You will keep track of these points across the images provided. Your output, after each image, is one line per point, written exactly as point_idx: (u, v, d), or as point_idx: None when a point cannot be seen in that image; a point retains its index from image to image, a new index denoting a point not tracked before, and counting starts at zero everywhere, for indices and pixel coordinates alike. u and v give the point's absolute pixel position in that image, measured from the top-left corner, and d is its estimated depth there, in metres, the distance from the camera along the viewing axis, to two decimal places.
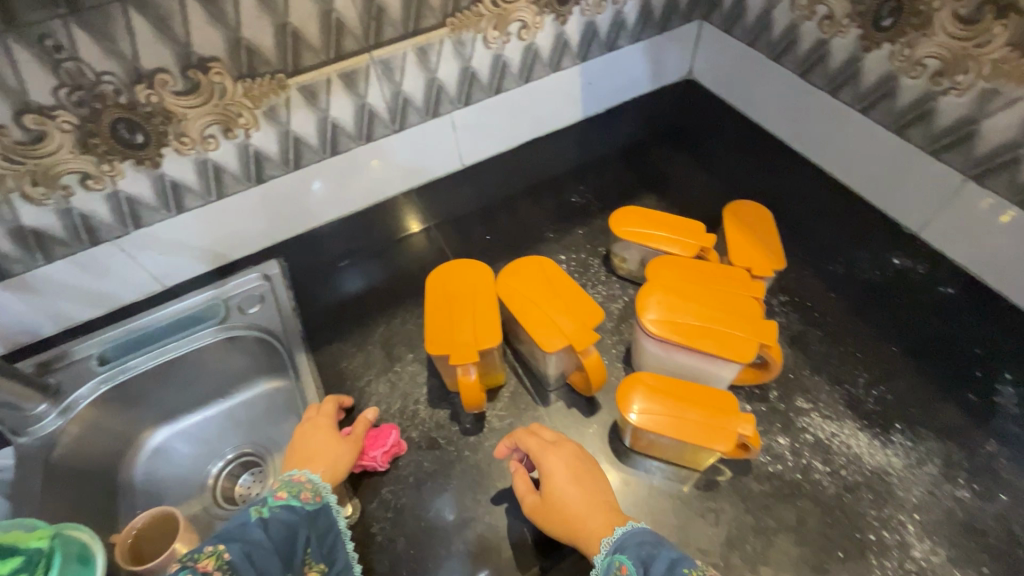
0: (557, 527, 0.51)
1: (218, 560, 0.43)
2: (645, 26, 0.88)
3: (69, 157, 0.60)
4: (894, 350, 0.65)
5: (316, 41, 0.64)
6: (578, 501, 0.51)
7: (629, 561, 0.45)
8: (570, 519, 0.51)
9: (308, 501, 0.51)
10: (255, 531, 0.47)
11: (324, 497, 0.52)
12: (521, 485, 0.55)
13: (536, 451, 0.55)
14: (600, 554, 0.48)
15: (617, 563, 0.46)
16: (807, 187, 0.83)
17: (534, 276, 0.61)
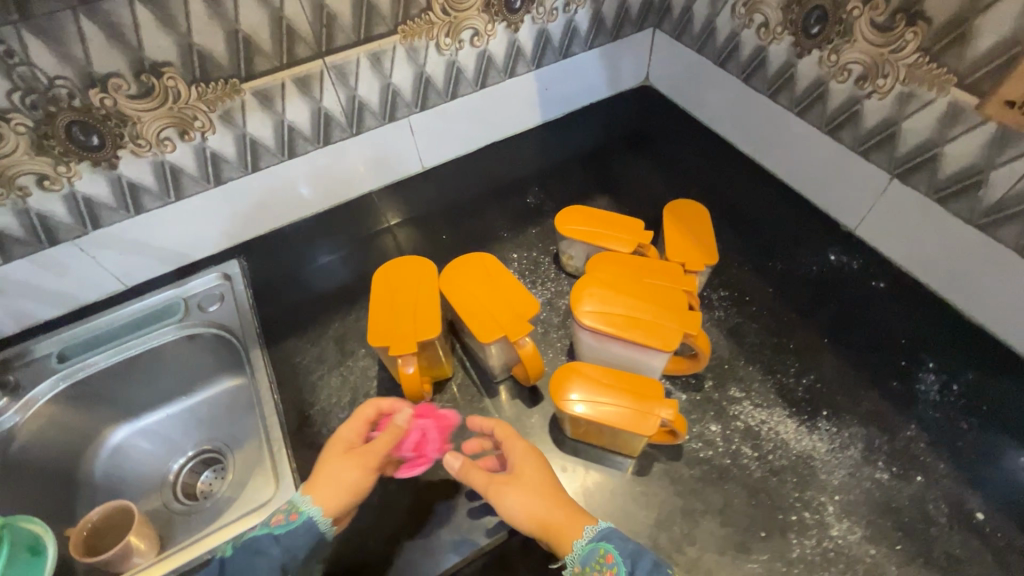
0: (532, 512, 0.52)
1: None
2: (598, 33, 0.92)
3: (25, 159, 0.62)
4: (823, 341, 0.68)
5: (268, 47, 0.66)
6: (552, 488, 0.54)
7: (616, 552, 0.49)
8: (547, 504, 0.52)
9: (281, 522, 0.52)
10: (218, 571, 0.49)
11: (298, 514, 0.52)
12: (482, 474, 0.54)
13: (507, 438, 0.57)
14: (581, 539, 0.50)
15: (603, 551, 0.49)
16: (754, 186, 0.86)
17: (477, 272, 0.63)
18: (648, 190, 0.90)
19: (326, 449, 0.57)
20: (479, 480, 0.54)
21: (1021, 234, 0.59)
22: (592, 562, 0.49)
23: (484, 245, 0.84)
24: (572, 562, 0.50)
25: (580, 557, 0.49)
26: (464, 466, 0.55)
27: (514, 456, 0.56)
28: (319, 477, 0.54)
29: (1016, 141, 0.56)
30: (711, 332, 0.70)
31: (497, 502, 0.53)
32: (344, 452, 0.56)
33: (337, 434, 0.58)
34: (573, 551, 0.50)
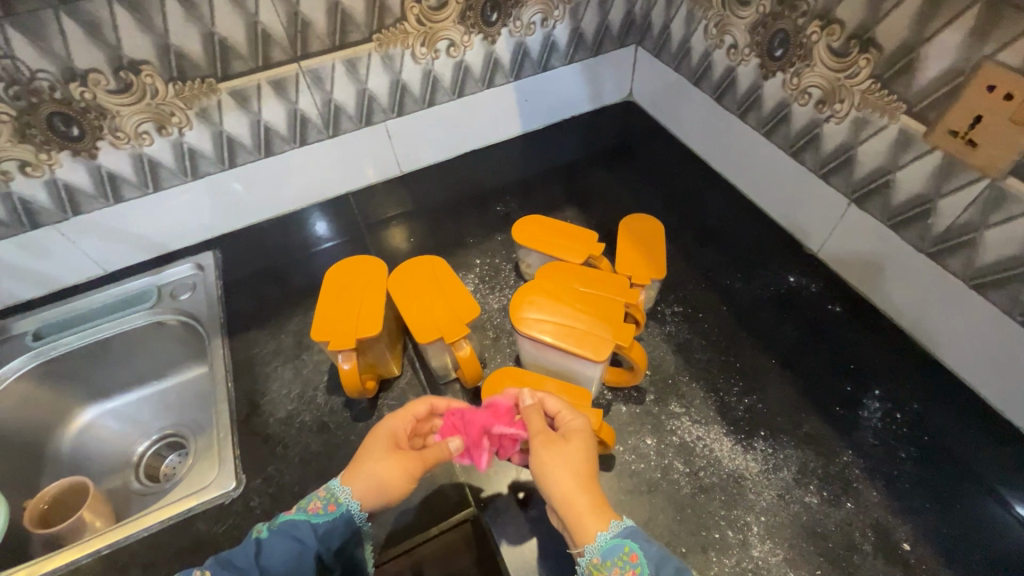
0: (566, 486, 0.49)
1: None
2: (577, 49, 0.93)
3: (8, 145, 0.66)
4: (771, 361, 0.68)
5: (243, 50, 0.70)
6: (592, 471, 0.51)
7: (642, 553, 0.45)
8: (582, 483, 0.49)
9: (319, 512, 0.51)
10: (251, 555, 0.48)
11: (340, 506, 0.51)
12: (539, 424, 0.53)
13: (563, 407, 0.55)
14: (607, 531, 0.46)
15: (630, 550, 0.45)
16: (723, 205, 0.87)
17: (423, 274, 0.67)
18: (619, 204, 0.91)
19: (372, 440, 0.56)
20: (535, 427, 0.53)
21: (967, 263, 0.58)
22: (615, 557, 0.45)
23: (450, 249, 0.86)
24: (590, 552, 0.46)
25: (603, 550, 0.45)
26: (534, 406, 0.55)
27: (570, 424, 0.54)
28: (361, 470, 0.53)
29: (960, 171, 0.56)
30: (659, 346, 0.70)
31: (538, 456, 0.51)
32: (390, 449, 0.55)
33: (384, 426, 0.57)
34: (592, 541, 0.46)
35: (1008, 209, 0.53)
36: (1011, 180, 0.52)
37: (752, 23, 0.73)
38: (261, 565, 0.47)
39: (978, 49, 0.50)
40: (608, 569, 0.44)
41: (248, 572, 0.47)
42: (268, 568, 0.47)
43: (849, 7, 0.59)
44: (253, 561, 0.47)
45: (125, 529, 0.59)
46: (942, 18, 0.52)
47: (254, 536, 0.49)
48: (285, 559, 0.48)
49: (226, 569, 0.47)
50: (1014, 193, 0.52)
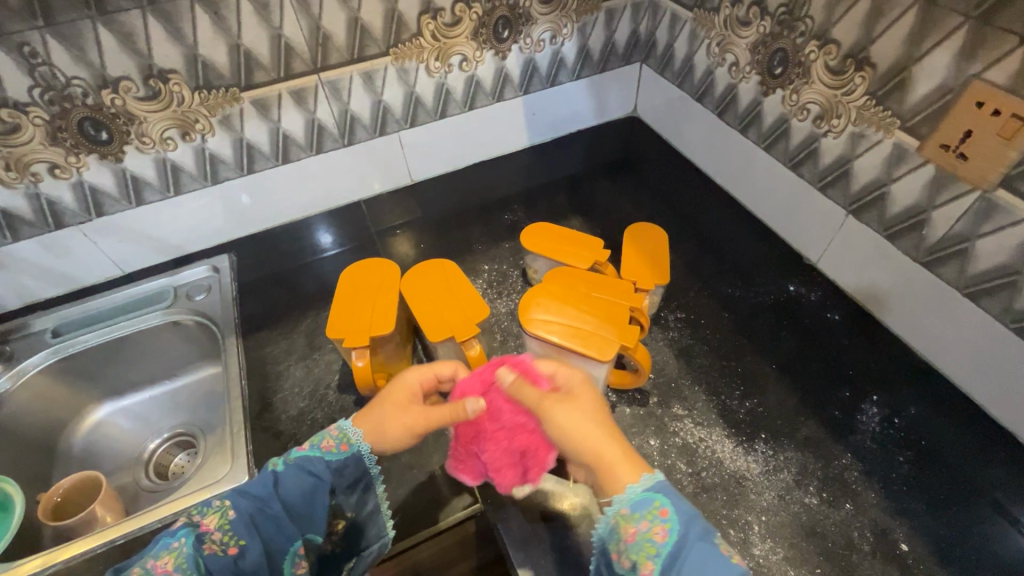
0: (589, 440, 0.49)
1: (222, 520, 0.47)
2: (585, 65, 0.97)
3: (40, 148, 0.68)
4: (771, 367, 0.70)
5: (266, 60, 0.73)
6: (608, 420, 0.51)
7: (672, 509, 0.43)
8: (606, 434, 0.49)
9: (332, 450, 0.52)
10: (267, 485, 0.49)
11: (352, 446, 0.53)
12: (537, 392, 0.52)
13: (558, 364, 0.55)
14: (638, 484, 0.45)
15: (661, 505, 0.43)
16: (724, 217, 0.89)
17: (435, 277, 0.71)
18: (622, 215, 0.94)
19: (390, 387, 0.57)
20: (535, 395, 0.52)
21: (960, 272, 0.60)
22: (645, 510, 0.43)
23: (459, 256, 0.88)
24: (620, 503, 0.45)
25: (633, 501, 0.44)
26: (515, 381, 0.53)
27: (575, 380, 0.53)
28: (373, 415, 0.55)
29: (951, 183, 0.58)
30: (662, 351, 0.72)
31: (554, 418, 0.50)
32: (403, 403, 0.55)
33: (403, 381, 0.58)
34: (622, 492, 0.45)
35: (998, 220, 0.55)
36: (1000, 192, 0.54)
37: (752, 42, 0.76)
38: (279, 496, 0.49)
39: (966, 68, 0.53)
40: (636, 521, 0.43)
41: (267, 500, 0.48)
42: (285, 499, 0.49)
43: (845, 28, 0.63)
44: (271, 491, 0.49)
45: (138, 520, 0.60)
46: (932, 38, 0.55)
47: (271, 469, 0.50)
48: (302, 492, 0.49)
49: (244, 497, 0.48)
50: (1003, 204, 0.54)
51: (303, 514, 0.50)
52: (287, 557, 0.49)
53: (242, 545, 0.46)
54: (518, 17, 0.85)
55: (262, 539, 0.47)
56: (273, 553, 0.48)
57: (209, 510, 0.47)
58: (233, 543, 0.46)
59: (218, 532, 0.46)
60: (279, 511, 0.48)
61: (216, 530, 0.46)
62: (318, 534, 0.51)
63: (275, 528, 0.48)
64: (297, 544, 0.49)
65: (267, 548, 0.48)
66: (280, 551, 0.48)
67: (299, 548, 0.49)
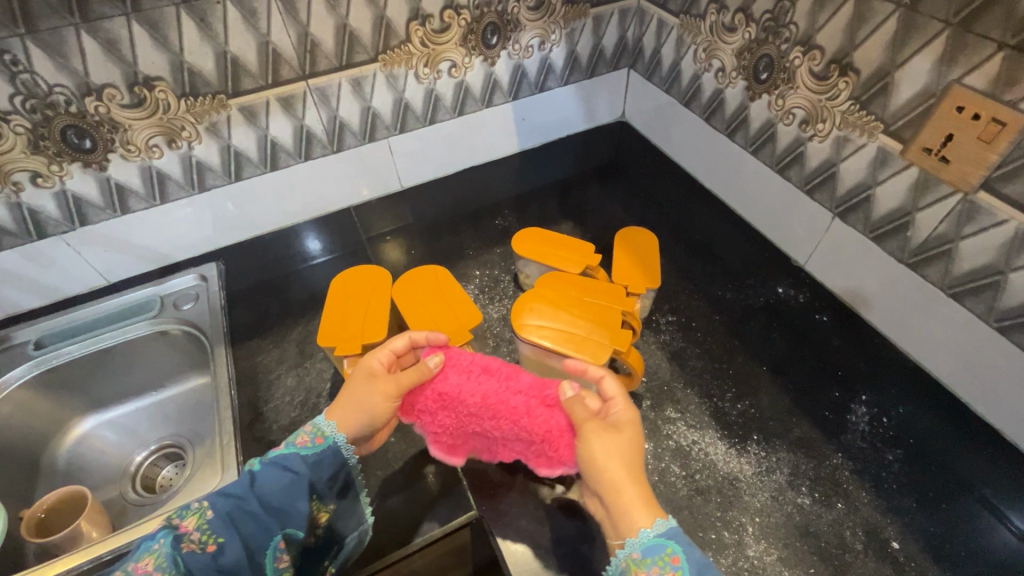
0: (617, 473, 0.48)
1: (200, 520, 0.45)
2: (573, 71, 0.97)
3: (21, 157, 0.67)
4: (763, 368, 0.71)
5: (254, 68, 0.72)
6: (641, 461, 0.50)
7: (684, 556, 0.42)
8: (633, 474, 0.48)
9: (307, 445, 0.51)
10: (243, 484, 0.48)
11: (327, 439, 0.52)
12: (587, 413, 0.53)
13: (618, 394, 0.54)
14: (650, 529, 0.44)
15: (670, 552, 0.42)
16: (712, 221, 0.90)
17: (427, 284, 0.71)
18: (612, 219, 0.95)
19: (352, 373, 0.58)
20: (582, 415, 0.52)
21: (945, 273, 0.61)
22: (655, 556, 0.42)
23: (450, 261, 0.88)
24: (631, 546, 0.43)
25: (644, 546, 0.43)
26: (578, 396, 0.55)
27: (622, 413, 0.52)
28: (342, 401, 0.55)
29: (935, 185, 0.59)
30: (655, 354, 0.73)
31: (589, 442, 0.50)
32: (368, 378, 0.56)
33: (363, 362, 0.58)
34: (635, 536, 0.44)
35: (981, 221, 0.56)
36: (982, 193, 0.55)
37: (738, 48, 0.77)
38: (256, 494, 0.48)
39: (947, 73, 0.54)
40: (647, 567, 0.42)
41: (245, 498, 0.47)
42: (262, 495, 0.48)
43: (828, 35, 0.64)
44: (248, 489, 0.48)
45: (126, 534, 0.59)
46: (914, 44, 0.56)
47: (248, 470, 0.49)
48: (279, 487, 0.48)
49: (222, 497, 0.47)
50: (985, 206, 0.55)
51: (280, 509, 0.48)
52: (268, 553, 0.47)
53: (221, 542, 0.45)
54: (506, 24, 0.85)
55: (241, 536, 0.46)
56: (252, 550, 0.47)
57: (188, 511, 0.46)
58: (211, 541, 0.45)
59: (197, 532, 0.45)
60: (257, 509, 0.47)
61: (195, 530, 0.45)
62: (299, 529, 0.49)
63: (254, 524, 0.47)
64: (276, 539, 0.48)
65: (247, 545, 0.47)
66: (259, 547, 0.47)
67: (279, 543, 0.48)
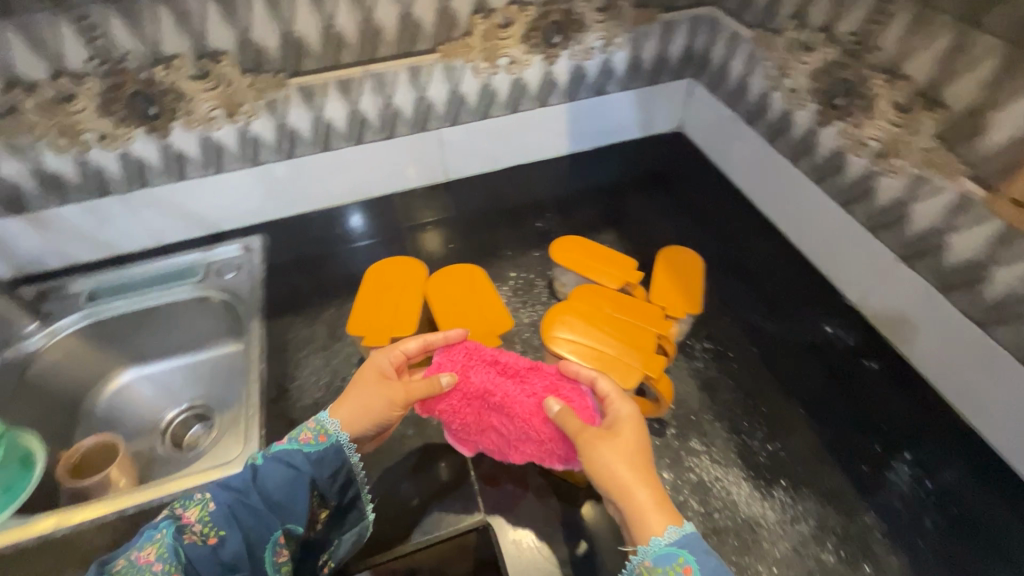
0: (625, 477, 0.48)
1: (202, 512, 0.46)
2: (634, 77, 0.95)
3: (91, 117, 0.70)
4: (799, 410, 0.67)
5: (316, 49, 0.73)
6: (648, 463, 0.50)
7: (696, 566, 0.42)
8: (642, 479, 0.48)
9: (311, 442, 0.52)
10: (245, 478, 0.49)
11: (330, 437, 0.53)
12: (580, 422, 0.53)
13: (614, 394, 0.54)
14: (662, 537, 0.44)
15: (682, 562, 0.42)
16: (762, 247, 0.86)
17: (461, 282, 0.71)
18: (658, 232, 0.92)
19: (360, 371, 0.58)
20: (576, 426, 0.52)
21: (1018, 336, 0.56)
22: (668, 566, 0.42)
23: (486, 260, 0.87)
24: (643, 555, 0.44)
25: (655, 555, 0.43)
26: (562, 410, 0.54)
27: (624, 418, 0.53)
28: (350, 400, 0.56)
29: (1020, 241, 0.54)
30: (686, 381, 0.70)
31: (589, 451, 0.50)
32: (380, 379, 0.57)
33: (374, 360, 0.59)
34: (648, 544, 0.44)
35: None
36: None
37: (814, 69, 0.73)
38: (257, 488, 0.49)
39: None
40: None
41: (246, 493, 0.48)
42: (264, 490, 0.49)
43: (917, 65, 0.59)
44: (250, 483, 0.49)
45: (150, 492, 0.60)
46: (1016, 84, 0.51)
47: (251, 463, 0.50)
48: (280, 483, 0.49)
49: (224, 489, 0.48)
50: None
51: (282, 505, 0.49)
52: (268, 547, 0.48)
53: (222, 535, 0.46)
54: (571, 23, 0.83)
55: (241, 529, 0.47)
56: (253, 544, 0.47)
57: (190, 502, 0.47)
58: (212, 533, 0.46)
59: (198, 524, 0.46)
60: (258, 503, 0.48)
61: (196, 522, 0.46)
62: (299, 525, 0.50)
63: (255, 518, 0.48)
64: (277, 534, 0.48)
65: (248, 538, 0.47)
66: (259, 541, 0.47)
67: (278, 538, 0.48)
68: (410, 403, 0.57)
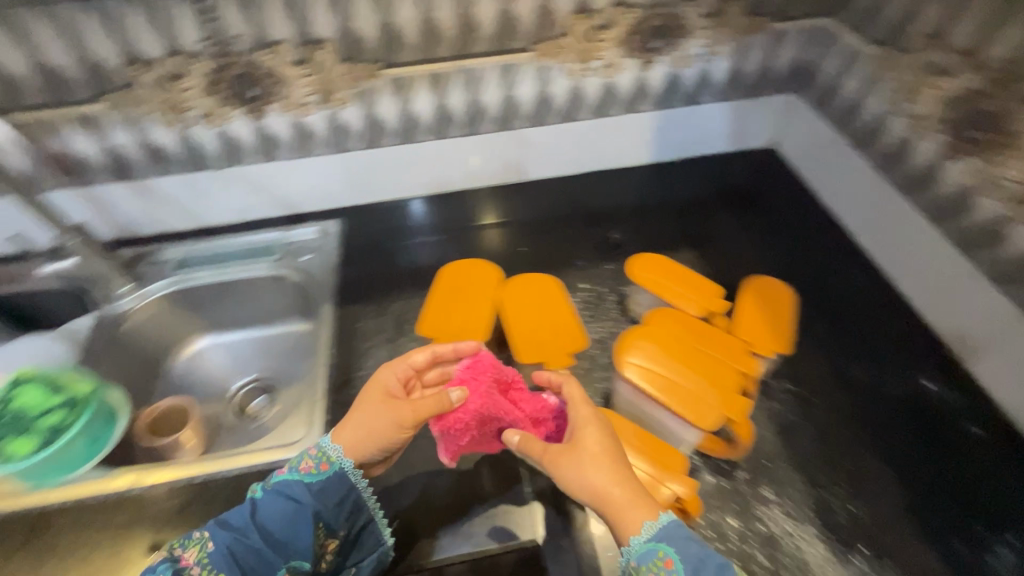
0: (596, 485, 0.50)
1: (201, 553, 0.48)
2: (732, 88, 0.89)
3: (196, 96, 0.73)
4: (887, 470, 0.61)
5: (413, 42, 0.73)
6: (618, 463, 0.51)
7: (676, 557, 0.45)
8: (612, 482, 0.50)
9: (311, 471, 0.53)
10: (245, 515, 0.50)
11: (332, 465, 0.54)
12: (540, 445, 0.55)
13: (574, 400, 0.56)
14: (640, 535, 0.47)
15: (663, 555, 0.45)
16: (859, 284, 0.79)
17: (537, 297, 0.75)
18: (743, 255, 0.86)
19: (366, 391, 0.58)
20: (539, 448, 0.54)
21: None
22: (649, 563, 0.45)
23: (558, 267, 0.84)
24: (627, 555, 0.47)
25: (637, 555, 0.46)
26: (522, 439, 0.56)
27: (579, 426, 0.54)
28: (352, 424, 0.55)
29: None
30: (762, 423, 0.65)
31: (558, 468, 0.52)
32: (384, 401, 0.57)
33: (378, 380, 0.59)
34: (629, 543, 0.47)
35: None
36: None
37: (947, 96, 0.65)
38: (257, 526, 0.50)
39: None
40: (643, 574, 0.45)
41: (246, 530, 0.49)
42: (265, 526, 0.50)
43: None
44: (249, 520, 0.50)
45: (221, 462, 0.63)
46: None
47: (251, 497, 0.52)
48: (280, 518, 0.50)
49: (224, 528, 0.49)
50: None
51: (283, 542, 0.50)
52: None
53: None
54: (673, 29, 0.79)
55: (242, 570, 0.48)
56: None
57: (189, 543, 0.49)
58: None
59: (197, 565, 0.47)
60: (258, 541, 0.49)
61: (195, 564, 0.47)
62: (303, 561, 0.51)
63: (256, 558, 0.49)
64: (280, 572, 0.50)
65: None
66: None
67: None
68: (418, 422, 0.56)
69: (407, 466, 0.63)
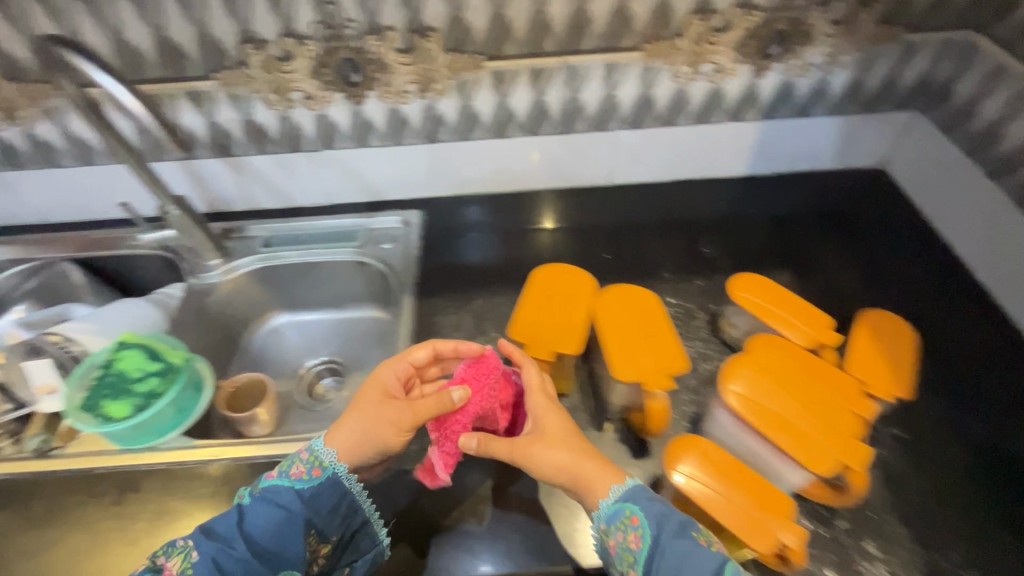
0: (560, 464, 0.51)
1: (184, 561, 0.46)
2: (848, 101, 0.83)
3: (301, 78, 0.73)
4: (1008, 536, 0.55)
5: (521, 36, 0.71)
6: (574, 438, 0.54)
7: (640, 513, 0.48)
8: (577, 462, 0.52)
9: (302, 477, 0.51)
10: (231, 524, 0.49)
11: (324, 471, 0.51)
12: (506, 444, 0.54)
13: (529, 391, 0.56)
14: (608, 497, 0.49)
15: (629, 513, 0.48)
16: (980, 327, 0.72)
17: (633, 307, 0.67)
18: (847, 282, 0.79)
19: (365, 389, 0.56)
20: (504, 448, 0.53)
21: None
22: (617, 522, 0.48)
23: (644, 278, 0.80)
24: (596, 520, 0.49)
25: (605, 516, 0.49)
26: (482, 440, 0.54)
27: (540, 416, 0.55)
28: (345, 427, 0.53)
29: None
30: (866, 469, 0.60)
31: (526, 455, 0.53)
32: (381, 403, 0.54)
33: (376, 378, 0.57)
34: (597, 507, 0.50)
35: None
36: None
37: None
38: (244, 535, 0.48)
39: None
40: (613, 534, 0.48)
41: (232, 539, 0.48)
42: (251, 535, 0.48)
43: None
44: (235, 528, 0.48)
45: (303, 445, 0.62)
46: None
47: (238, 504, 0.50)
48: (265, 525, 0.48)
49: (207, 536, 0.48)
50: None
51: (273, 552, 0.48)
52: None
53: None
54: (796, 34, 0.74)
55: None
56: None
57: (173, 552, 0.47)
58: None
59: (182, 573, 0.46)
60: (244, 550, 0.47)
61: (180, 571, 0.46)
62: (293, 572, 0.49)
63: (240, 569, 0.47)
64: None
65: None
66: None
67: None
68: (417, 425, 0.53)
69: (485, 471, 0.61)
